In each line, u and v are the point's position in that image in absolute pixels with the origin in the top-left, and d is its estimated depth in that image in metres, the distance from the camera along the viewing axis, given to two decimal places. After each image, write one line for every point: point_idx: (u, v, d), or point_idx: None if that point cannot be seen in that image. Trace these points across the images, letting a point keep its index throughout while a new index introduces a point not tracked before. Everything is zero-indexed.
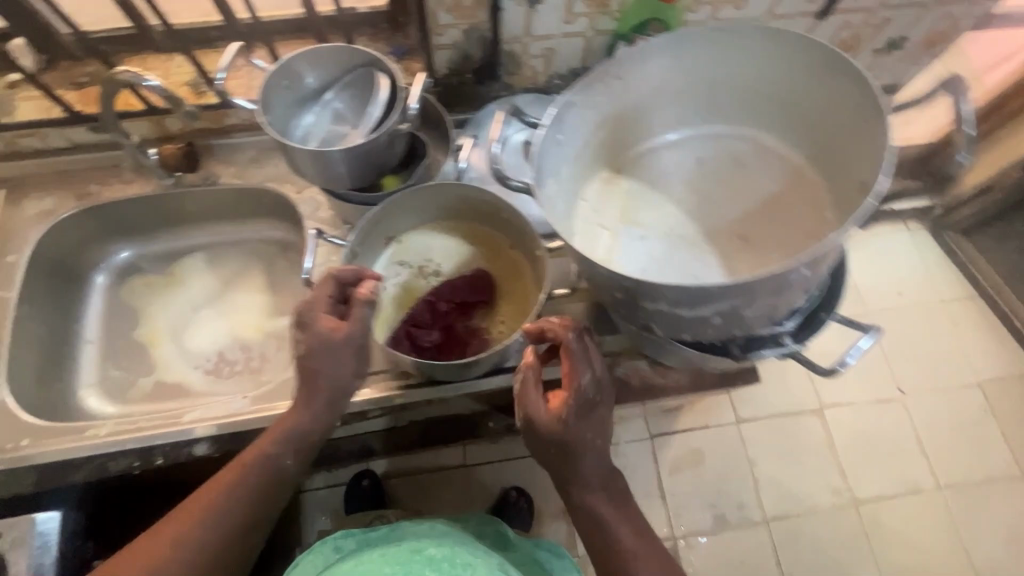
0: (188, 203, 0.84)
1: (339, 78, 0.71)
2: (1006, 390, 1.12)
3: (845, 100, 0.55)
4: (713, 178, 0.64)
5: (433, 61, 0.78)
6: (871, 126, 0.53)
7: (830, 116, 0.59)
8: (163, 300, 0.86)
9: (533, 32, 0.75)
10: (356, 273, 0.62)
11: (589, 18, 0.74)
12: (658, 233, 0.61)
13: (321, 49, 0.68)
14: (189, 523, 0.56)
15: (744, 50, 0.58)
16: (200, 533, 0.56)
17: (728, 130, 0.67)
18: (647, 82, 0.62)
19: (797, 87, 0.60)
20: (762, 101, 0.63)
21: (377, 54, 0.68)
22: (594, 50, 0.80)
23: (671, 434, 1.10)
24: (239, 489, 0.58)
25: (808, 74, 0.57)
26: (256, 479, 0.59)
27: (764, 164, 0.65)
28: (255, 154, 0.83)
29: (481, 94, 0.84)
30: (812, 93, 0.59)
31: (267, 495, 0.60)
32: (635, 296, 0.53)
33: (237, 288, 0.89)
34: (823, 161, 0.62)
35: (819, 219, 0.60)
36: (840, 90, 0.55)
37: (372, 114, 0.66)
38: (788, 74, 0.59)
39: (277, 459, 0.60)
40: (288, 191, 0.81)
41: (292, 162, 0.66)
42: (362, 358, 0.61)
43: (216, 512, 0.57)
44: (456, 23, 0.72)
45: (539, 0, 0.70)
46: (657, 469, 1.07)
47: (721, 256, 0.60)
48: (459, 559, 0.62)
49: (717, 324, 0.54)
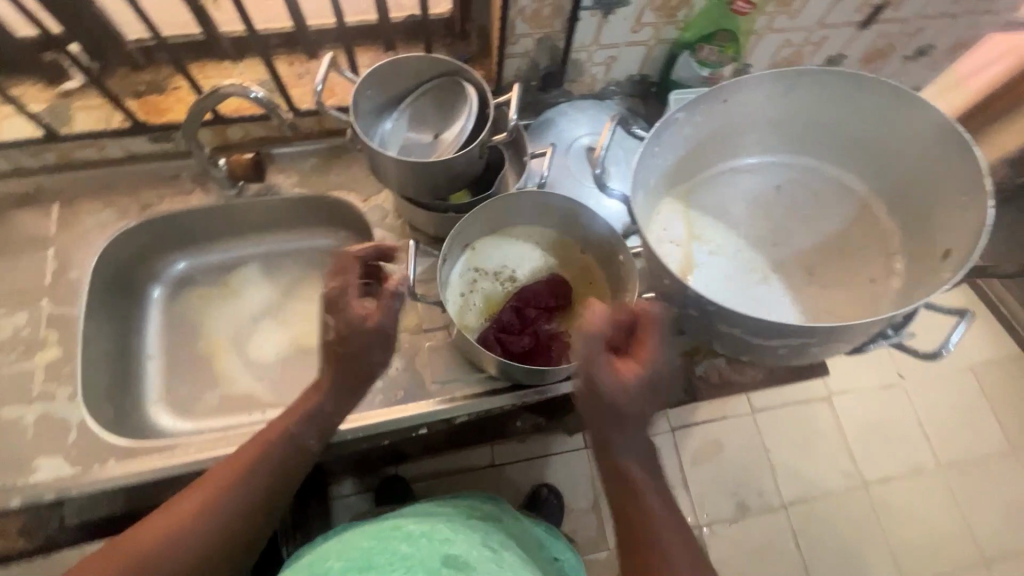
0: (248, 213, 0.82)
1: (419, 85, 0.72)
2: (997, 374, 1.20)
3: (942, 160, 0.59)
4: (785, 207, 0.68)
5: (503, 69, 0.79)
6: (967, 190, 0.57)
7: (921, 172, 0.62)
8: (218, 315, 0.83)
9: (601, 41, 0.76)
10: (375, 252, 0.58)
11: (655, 27, 0.76)
12: (739, 259, 0.64)
13: (410, 58, 0.68)
14: (217, 492, 0.49)
15: (852, 96, 0.61)
16: (226, 507, 0.49)
17: (809, 165, 0.70)
18: (745, 111, 0.65)
19: (893, 140, 0.63)
20: (852, 145, 0.67)
21: (463, 66, 0.69)
22: (655, 58, 0.82)
23: (691, 426, 1.13)
24: (261, 466, 0.52)
25: (910, 131, 0.61)
26: (278, 465, 0.53)
27: (839, 202, 0.68)
28: (317, 162, 0.82)
29: (542, 101, 0.85)
30: (908, 149, 0.62)
31: (280, 479, 0.53)
32: (711, 318, 0.55)
33: (297, 297, 0.85)
34: (895, 204, 0.66)
35: (885, 257, 0.64)
36: (938, 150, 0.59)
37: (463, 126, 0.67)
38: (886, 125, 0.62)
39: (302, 433, 0.56)
40: (354, 199, 0.81)
41: (377, 169, 0.67)
42: (390, 346, 0.57)
43: (246, 486, 0.51)
44: (530, 32, 0.73)
45: (613, 11, 0.72)
46: (680, 459, 1.10)
47: (790, 290, 0.63)
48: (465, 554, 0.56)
49: (782, 355, 0.56)
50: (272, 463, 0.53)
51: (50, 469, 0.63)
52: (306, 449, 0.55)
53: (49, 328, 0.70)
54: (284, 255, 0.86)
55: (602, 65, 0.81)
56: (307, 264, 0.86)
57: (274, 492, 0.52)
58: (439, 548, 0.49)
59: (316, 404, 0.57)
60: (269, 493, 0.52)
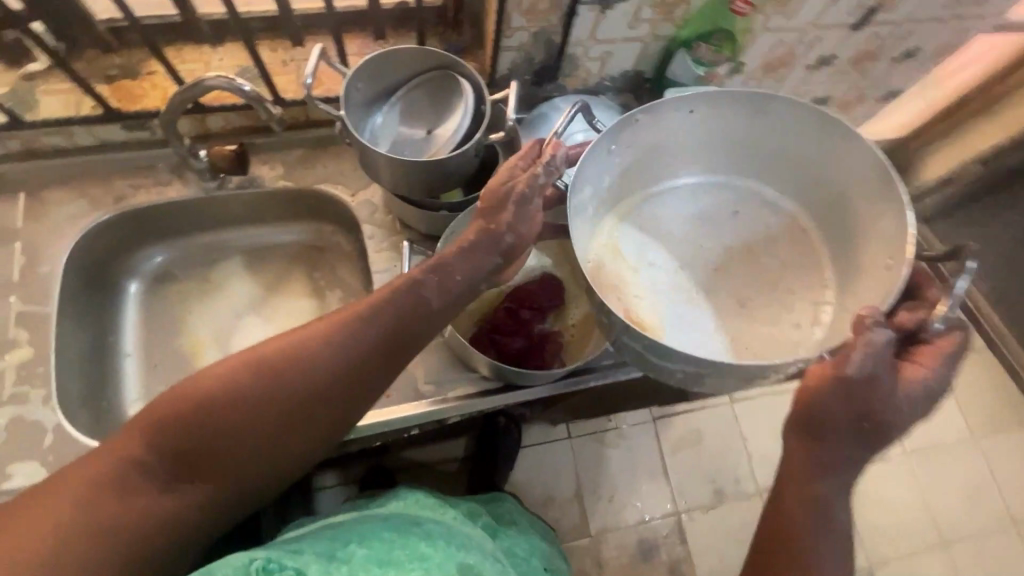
0: (230, 204, 0.79)
1: (411, 80, 0.70)
2: None
3: (866, 187, 0.51)
4: (715, 232, 0.58)
5: (496, 62, 0.77)
6: (889, 222, 0.49)
7: (851, 195, 0.53)
8: (201, 311, 0.80)
9: (598, 36, 0.75)
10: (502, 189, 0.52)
11: (652, 24, 0.74)
12: (670, 294, 0.54)
13: (400, 51, 0.66)
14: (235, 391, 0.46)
15: (767, 113, 0.52)
16: (250, 400, 0.47)
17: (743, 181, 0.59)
18: (664, 131, 0.55)
19: (819, 160, 0.54)
20: (783, 161, 0.57)
21: (457, 59, 0.67)
22: (650, 55, 0.81)
23: (671, 416, 1.19)
24: (307, 380, 0.48)
25: (828, 150, 0.52)
26: (295, 398, 0.48)
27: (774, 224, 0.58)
28: (303, 153, 0.79)
29: (535, 95, 0.83)
30: (834, 169, 0.53)
31: (302, 413, 0.49)
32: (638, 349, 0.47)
33: (281, 293, 0.83)
34: (835, 226, 0.55)
35: (829, 292, 0.54)
36: (861, 175, 0.51)
37: (457, 122, 0.65)
38: (806, 143, 0.53)
39: (330, 369, 0.48)
40: (342, 193, 0.78)
41: (370, 166, 0.64)
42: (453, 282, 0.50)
43: (268, 391, 0.47)
44: (526, 25, 0.71)
45: (611, 6, 0.70)
46: (660, 449, 1.16)
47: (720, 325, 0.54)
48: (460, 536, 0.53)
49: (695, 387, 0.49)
50: (289, 395, 0.48)
51: (25, 476, 0.61)
52: (339, 380, 0.49)
53: (20, 327, 0.67)
54: (268, 251, 0.84)
55: (597, 60, 0.79)
56: (292, 260, 0.84)
57: (282, 428, 0.48)
58: (455, 555, 0.49)
59: (350, 341, 0.49)
60: (276, 427, 0.48)
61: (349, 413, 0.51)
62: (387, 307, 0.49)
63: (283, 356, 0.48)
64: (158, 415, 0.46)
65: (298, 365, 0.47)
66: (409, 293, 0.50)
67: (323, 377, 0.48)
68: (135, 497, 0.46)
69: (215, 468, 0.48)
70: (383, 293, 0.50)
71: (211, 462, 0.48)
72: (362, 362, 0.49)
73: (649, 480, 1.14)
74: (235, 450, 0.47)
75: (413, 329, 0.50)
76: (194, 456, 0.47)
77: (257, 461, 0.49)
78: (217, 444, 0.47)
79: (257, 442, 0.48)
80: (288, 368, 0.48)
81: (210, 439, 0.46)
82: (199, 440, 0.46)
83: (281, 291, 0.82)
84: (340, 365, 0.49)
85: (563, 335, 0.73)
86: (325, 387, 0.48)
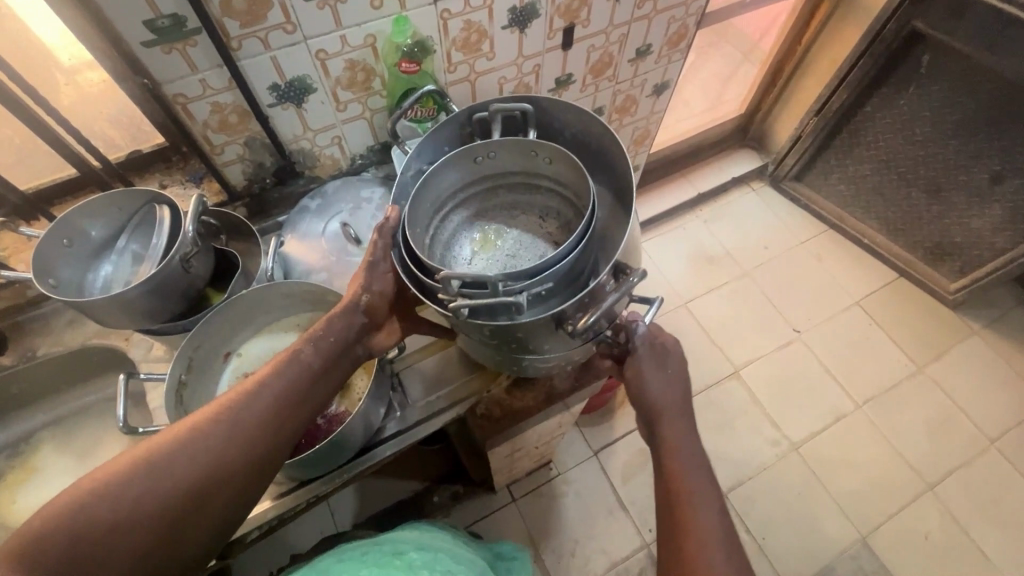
0: (16, 385, 0.80)
1: (127, 222, 0.72)
2: (876, 304, 1.83)
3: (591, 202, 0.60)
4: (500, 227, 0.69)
5: (228, 177, 0.82)
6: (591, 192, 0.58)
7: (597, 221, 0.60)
8: (21, 499, 0.80)
9: (211, 86, 0.68)
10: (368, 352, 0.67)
11: (359, 101, 0.81)
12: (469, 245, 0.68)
13: (97, 200, 0.68)
14: (197, 466, 0.53)
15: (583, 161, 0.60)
16: (188, 477, 0.52)
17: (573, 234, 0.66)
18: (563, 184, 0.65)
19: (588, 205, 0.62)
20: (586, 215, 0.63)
21: (155, 189, 0.70)
22: (379, 125, 0.87)
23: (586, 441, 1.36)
24: (249, 467, 0.56)
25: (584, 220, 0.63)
26: (301, 377, 0.60)
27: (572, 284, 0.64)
28: (72, 315, 0.81)
29: (288, 194, 0.88)
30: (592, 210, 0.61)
31: (246, 437, 0.55)
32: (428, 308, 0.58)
33: (101, 452, 0.84)
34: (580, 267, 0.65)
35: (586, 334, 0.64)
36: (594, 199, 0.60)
37: (157, 244, 0.66)
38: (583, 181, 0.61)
39: (307, 377, 0.60)
40: (116, 340, 0.80)
41: (89, 314, 0.64)
42: (294, 404, 0.59)
43: (209, 479, 0.53)
44: (231, 139, 0.76)
45: (228, 65, 0.67)
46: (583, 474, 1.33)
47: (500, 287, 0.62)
48: (440, 567, 0.58)
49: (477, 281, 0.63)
50: (271, 390, 0.58)
51: None
52: (252, 468, 0.56)
53: None
54: (79, 413, 0.85)
55: (331, 144, 0.86)
56: (107, 413, 0.86)
57: (274, 436, 0.57)
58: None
59: (329, 368, 0.62)
60: (268, 433, 0.57)
61: (246, 493, 0.57)
62: (347, 351, 0.64)
63: (238, 391, 0.57)
64: (90, 490, 0.49)
65: (291, 354, 0.60)
66: (344, 366, 0.64)
67: (335, 375, 0.63)
68: (68, 523, 0.47)
69: (114, 552, 0.48)
70: (287, 430, 0.59)
71: (217, 447, 0.54)
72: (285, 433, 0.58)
73: (605, 496, 1.54)
74: (251, 458, 0.56)
75: (253, 468, 0.56)
76: (206, 456, 0.53)
77: (175, 521, 0.52)
78: (157, 481, 0.51)
79: (226, 490, 0.55)
80: (285, 365, 0.59)
81: (206, 428, 0.54)
82: (156, 458, 0.52)
83: (100, 446, 0.84)
84: (311, 368, 0.61)
85: (346, 410, 0.73)
86: (276, 410, 0.58)
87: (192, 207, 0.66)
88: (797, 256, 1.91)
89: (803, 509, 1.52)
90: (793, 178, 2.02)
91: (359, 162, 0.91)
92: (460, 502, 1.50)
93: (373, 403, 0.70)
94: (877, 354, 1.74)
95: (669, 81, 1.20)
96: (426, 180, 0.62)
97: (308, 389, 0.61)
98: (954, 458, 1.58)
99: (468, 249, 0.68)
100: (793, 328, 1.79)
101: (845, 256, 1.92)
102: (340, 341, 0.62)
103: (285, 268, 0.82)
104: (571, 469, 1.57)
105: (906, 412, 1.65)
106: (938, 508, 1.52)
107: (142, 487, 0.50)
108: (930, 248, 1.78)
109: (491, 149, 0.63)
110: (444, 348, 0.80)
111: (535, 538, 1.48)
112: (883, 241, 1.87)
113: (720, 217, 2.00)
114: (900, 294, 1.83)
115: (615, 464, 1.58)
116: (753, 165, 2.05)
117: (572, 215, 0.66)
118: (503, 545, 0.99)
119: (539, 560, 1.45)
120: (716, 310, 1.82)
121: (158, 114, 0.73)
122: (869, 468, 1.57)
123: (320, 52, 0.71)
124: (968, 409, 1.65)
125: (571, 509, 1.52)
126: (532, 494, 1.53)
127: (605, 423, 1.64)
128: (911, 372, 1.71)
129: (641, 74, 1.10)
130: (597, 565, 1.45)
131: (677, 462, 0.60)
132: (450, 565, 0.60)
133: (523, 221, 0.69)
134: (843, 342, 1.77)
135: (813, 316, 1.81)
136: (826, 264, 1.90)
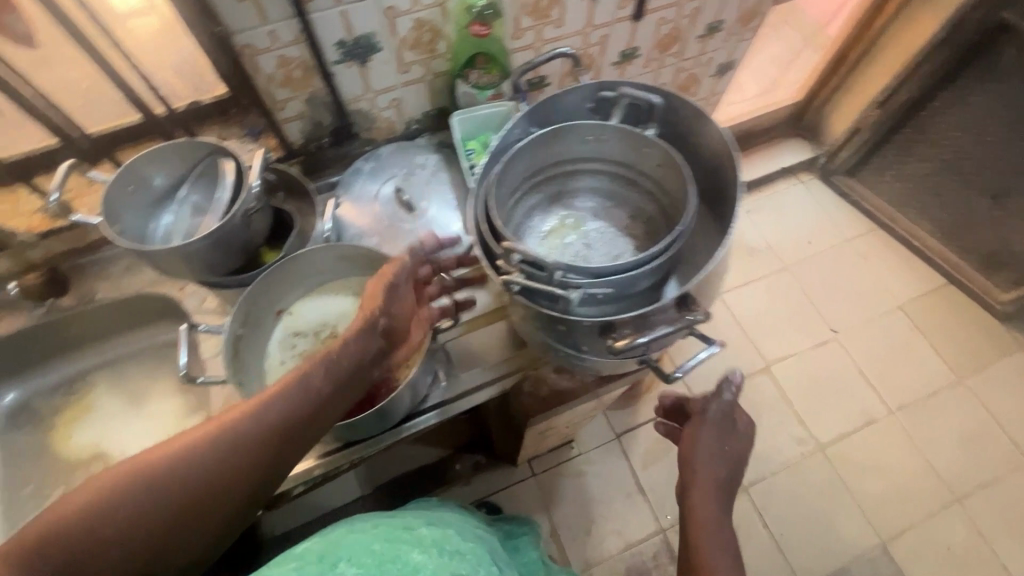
0: (74, 327, 0.82)
1: (189, 172, 0.72)
2: (920, 310, 1.76)
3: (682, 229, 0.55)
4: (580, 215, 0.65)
5: (287, 134, 0.81)
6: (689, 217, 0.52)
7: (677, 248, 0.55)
8: (76, 435, 0.83)
9: (280, 39, 0.67)
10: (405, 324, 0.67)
11: (422, 64, 0.79)
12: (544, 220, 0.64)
13: (163, 149, 0.68)
14: (234, 448, 0.53)
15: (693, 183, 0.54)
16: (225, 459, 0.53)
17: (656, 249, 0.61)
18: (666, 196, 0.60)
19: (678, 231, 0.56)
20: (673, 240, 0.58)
21: (218, 141, 0.70)
22: (440, 90, 0.85)
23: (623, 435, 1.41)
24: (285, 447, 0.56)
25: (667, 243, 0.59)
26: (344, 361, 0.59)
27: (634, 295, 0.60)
28: (130, 262, 0.82)
29: (343, 155, 0.87)
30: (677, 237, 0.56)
31: (283, 421, 0.55)
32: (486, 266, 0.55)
33: (151, 397, 0.86)
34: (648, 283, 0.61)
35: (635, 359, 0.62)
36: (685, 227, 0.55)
37: (221, 198, 0.66)
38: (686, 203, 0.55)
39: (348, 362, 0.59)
40: (171, 290, 0.81)
41: (153, 263, 0.65)
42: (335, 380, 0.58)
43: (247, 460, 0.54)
44: (294, 95, 0.75)
45: (298, 17, 0.65)
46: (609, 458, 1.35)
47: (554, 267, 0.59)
48: (449, 549, 0.55)
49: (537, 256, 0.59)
50: (315, 372, 0.57)
51: None
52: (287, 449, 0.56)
53: None
54: (130, 357, 0.88)
55: (390, 106, 0.84)
56: (157, 359, 0.88)
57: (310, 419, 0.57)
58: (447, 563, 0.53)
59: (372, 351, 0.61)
60: (304, 416, 0.57)
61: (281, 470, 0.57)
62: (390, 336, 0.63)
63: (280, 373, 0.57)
64: (97, 490, 0.48)
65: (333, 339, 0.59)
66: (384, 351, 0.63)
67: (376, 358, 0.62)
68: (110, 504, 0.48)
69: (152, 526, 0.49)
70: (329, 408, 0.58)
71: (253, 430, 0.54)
72: (307, 425, 0.57)
73: (624, 479, 1.55)
74: (289, 439, 0.56)
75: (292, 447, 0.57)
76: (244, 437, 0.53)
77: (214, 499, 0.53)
78: (192, 464, 0.51)
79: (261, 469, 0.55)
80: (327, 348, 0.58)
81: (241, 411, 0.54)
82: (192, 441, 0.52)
83: (151, 391, 0.86)
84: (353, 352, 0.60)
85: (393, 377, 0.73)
86: (319, 392, 0.57)
87: (257, 161, 0.66)
88: (842, 254, 1.85)
89: (824, 511, 1.51)
90: (846, 173, 1.94)
91: (414, 127, 0.90)
92: (480, 472, 1.52)
93: (421, 372, 0.70)
94: (916, 361, 1.69)
95: (735, 62, 1.15)
96: (528, 144, 0.57)
97: (332, 383, 0.58)
98: (987, 472, 1.55)
99: (546, 224, 0.64)
100: (830, 328, 1.75)
101: (893, 257, 1.84)
102: (368, 338, 0.61)
103: (337, 230, 0.82)
104: (593, 450, 1.58)
105: (941, 422, 1.61)
106: (964, 521, 1.49)
107: (180, 470, 0.51)
108: (986, 256, 1.70)
109: (603, 132, 0.57)
110: (493, 323, 0.80)
111: (552, 513, 1.50)
112: (936, 245, 1.79)
113: (764, 208, 1.94)
114: (947, 302, 1.76)
115: (637, 449, 1.58)
116: (804, 156, 1.96)
117: (664, 224, 0.61)
118: (520, 522, 1.01)
119: (554, 534, 1.48)
120: (750, 303, 1.78)
121: (224, 65, 0.72)
122: (896, 474, 1.55)
123: (390, 9, 0.69)
124: (1007, 425, 1.60)
125: (590, 488, 1.53)
126: (552, 471, 1.55)
127: (630, 407, 1.63)
128: (950, 382, 1.66)
129: (707, 52, 1.05)
130: (613, 545, 1.47)
131: (705, 536, 0.58)
132: (461, 548, 0.57)
133: (607, 215, 0.64)
134: (881, 345, 1.72)
135: (853, 317, 1.76)
136: (872, 264, 1.83)
